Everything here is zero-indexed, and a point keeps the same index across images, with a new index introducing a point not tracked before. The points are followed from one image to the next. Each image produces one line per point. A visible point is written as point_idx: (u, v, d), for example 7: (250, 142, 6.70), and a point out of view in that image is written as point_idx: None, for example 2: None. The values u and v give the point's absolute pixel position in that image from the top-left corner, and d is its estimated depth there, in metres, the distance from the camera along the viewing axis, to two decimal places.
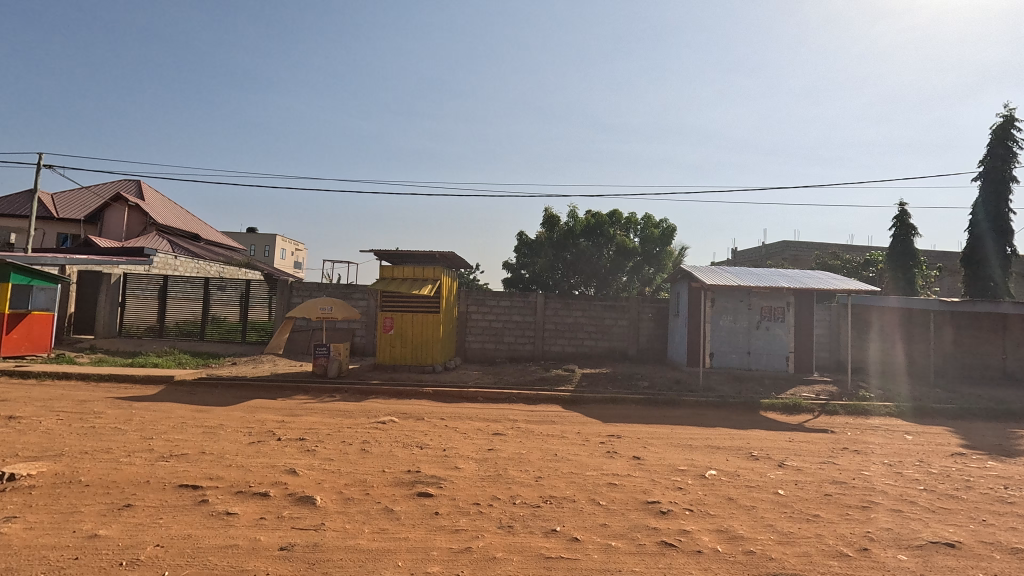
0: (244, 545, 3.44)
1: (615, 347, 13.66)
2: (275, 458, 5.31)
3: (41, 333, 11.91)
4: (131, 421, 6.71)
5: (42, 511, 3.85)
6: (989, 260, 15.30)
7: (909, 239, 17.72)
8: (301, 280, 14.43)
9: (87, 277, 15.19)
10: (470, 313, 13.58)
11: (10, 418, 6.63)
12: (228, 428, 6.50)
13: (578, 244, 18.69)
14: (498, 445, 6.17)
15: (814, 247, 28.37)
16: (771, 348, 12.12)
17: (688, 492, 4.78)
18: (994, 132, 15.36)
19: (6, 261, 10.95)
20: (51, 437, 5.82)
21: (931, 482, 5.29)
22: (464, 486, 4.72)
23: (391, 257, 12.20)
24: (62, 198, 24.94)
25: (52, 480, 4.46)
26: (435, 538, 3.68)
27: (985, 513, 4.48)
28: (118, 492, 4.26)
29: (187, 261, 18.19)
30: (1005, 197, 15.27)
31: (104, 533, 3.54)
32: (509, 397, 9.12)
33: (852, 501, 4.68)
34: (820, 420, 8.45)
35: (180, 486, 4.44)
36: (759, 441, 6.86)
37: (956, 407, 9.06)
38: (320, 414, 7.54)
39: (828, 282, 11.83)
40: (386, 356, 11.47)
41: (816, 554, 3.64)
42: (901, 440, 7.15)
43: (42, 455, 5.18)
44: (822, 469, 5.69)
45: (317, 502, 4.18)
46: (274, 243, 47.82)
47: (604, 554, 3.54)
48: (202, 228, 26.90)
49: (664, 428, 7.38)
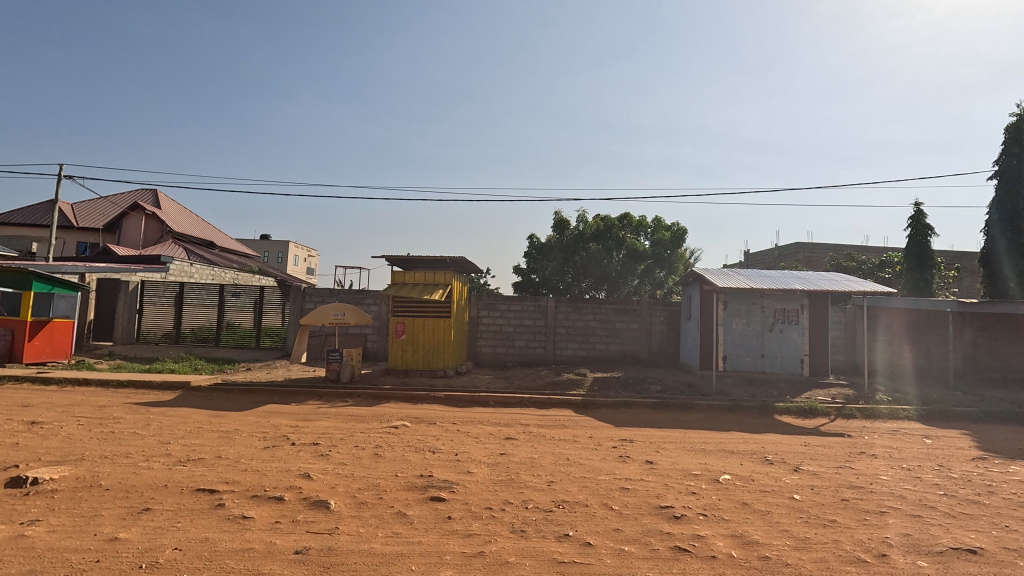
0: (259, 549, 3.48)
1: (626, 351, 13.59)
2: (289, 463, 5.37)
3: (62, 340, 12.13)
4: (149, 426, 6.83)
5: (63, 516, 3.92)
6: (1001, 258, 15.05)
7: (925, 240, 17.35)
8: (313, 285, 14.48)
9: (106, 284, 15.45)
10: (481, 317, 13.63)
11: (33, 423, 6.77)
12: (242, 433, 6.58)
13: (588, 247, 18.65)
14: (509, 450, 6.18)
15: (828, 249, 28.09)
16: (784, 351, 12.01)
17: (701, 497, 4.75)
18: (1007, 130, 15.04)
19: (28, 269, 11.24)
20: (73, 441, 5.95)
21: (951, 487, 5.20)
22: (476, 491, 4.73)
23: (402, 262, 12.23)
24: (82, 207, 25.51)
25: (74, 484, 4.55)
26: (447, 543, 3.68)
27: (1008, 519, 4.38)
28: (137, 496, 4.33)
29: (202, 268, 18.45)
30: (1022, 195, 14.87)
31: (124, 536, 3.60)
32: (521, 401, 9.13)
33: (868, 506, 4.63)
34: (836, 424, 8.32)
35: (197, 490, 4.50)
36: (774, 445, 6.78)
37: (977, 411, 8.86)
38: (334, 419, 7.62)
39: (843, 284, 11.70)
40: (398, 361, 11.54)
41: (833, 560, 3.59)
42: (920, 445, 7.02)
43: (62, 460, 5.28)
44: (839, 473, 5.61)
45: (332, 506, 4.22)
46: (287, 249, 48.39)
47: (617, 559, 3.53)
48: (216, 235, 27.31)
49: (677, 433, 7.34)
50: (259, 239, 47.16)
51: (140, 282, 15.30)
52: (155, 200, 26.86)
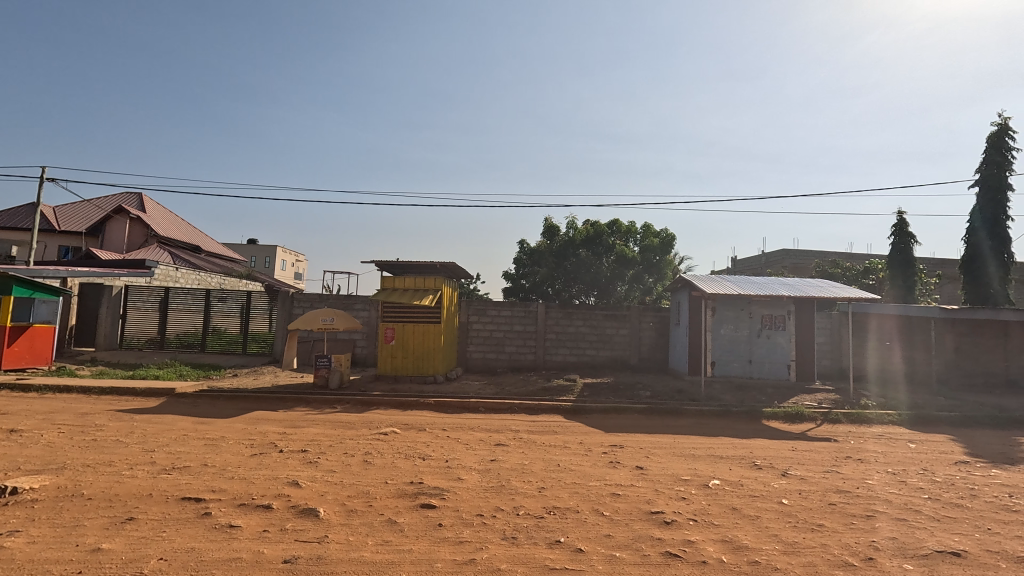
0: (247, 558, 3.43)
1: (616, 356, 13.64)
2: (277, 470, 5.30)
3: (42, 346, 11.89)
4: (133, 434, 6.71)
5: (44, 526, 3.83)
6: (986, 259, 15.32)
7: (908, 247, 17.69)
8: (301, 290, 14.33)
9: (88, 289, 15.20)
10: (471, 323, 13.61)
11: (12, 431, 6.61)
12: (229, 441, 6.49)
13: (578, 254, 18.73)
14: (500, 456, 6.16)
15: (813, 255, 28.50)
16: (772, 357, 12.11)
17: (691, 502, 4.77)
18: (990, 139, 15.35)
19: (7, 274, 11.02)
20: (53, 450, 5.82)
21: (935, 491, 5.27)
22: (467, 497, 4.71)
23: (391, 267, 12.15)
24: (65, 210, 25.16)
25: (55, 494, 4.46)
26: (438, 550, 3.66)
27: (990, 522, 4.46)
28: (121, 505, 4.25)
29: (187, 273, 18.21)
30: (1002, 203, 15.25)
31: (107, 547, 3.53)
32: (511, 407, 9.10)
33: (855, 510, 4.67)
34: (823, 428, 8.43)
35: (183, 499, 4.43)
36: (762, 450, 6.83)
37: (960, 416, 9.00)
38: (322, 425, 7.54)
39: (829, 290, 11.84)
40: (388, 367, 11.46)
41: (822, 564, 3.62)
42: (905, 449, 7.12)
43: (42, 468, 5.16)
44: (826, 477, 5.67)
45: (321, 514, 4.17)
46: (275, 254, 48.05)
47: (608, 565, 3.53)
48: (202, 239, 27.04)
49: (667, 438, 7.39)
50: (246, 244, 46.80)
51: (123, 286, 15.08)
52: (140, 204, 26.48)
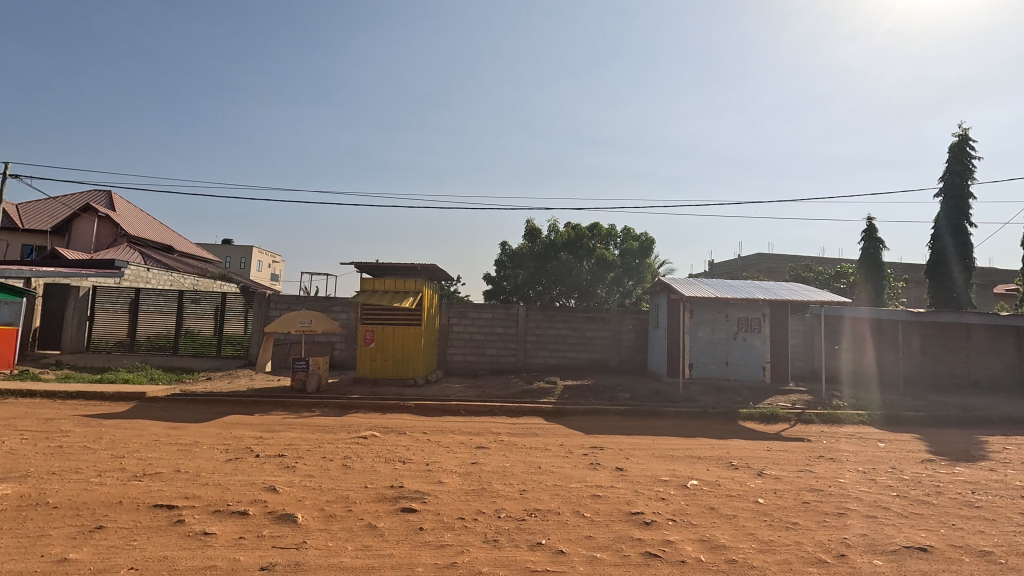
0: (222, 566, 3.35)
1: (596, 358, 13.74)
2: (253, 476, 5.20)
3: (4, 348, 11.45)
4: (102, 440, 6.51)
5: (5, 536, 3.68)
6: (950, 264, 15.87)
7: (877, 252, 18.22)
8: (278, 292, 14.09)
9: (53, 290, 14.69)
10: (452, 325, 13.56)
11: None
12: (203, 446, 6.33)
13: (558, 257, 18.82)
14: (480, 459, 6.14)
15: (787, 259, 29.14)
16: (748, 359, 12.34)
17: (670, 502, 4.83)
18: (952, 148, 15.92)
19: None
20: (16, 457, 5.61)
21: (903, 488, 5.43)
22: (448, 501, 4.68)
23: (371, 268, 12.02)
24: (30, 208, 24.33)
25: (19, 503, 4.29)
26: (419, 554, 3.63)
27: (954, 517, 4.61)
28: (89, 514, 4.11)
29: (158, 274, 17.75)
30: (964, 210, 15.83)
31: (75, 557, 3.42)
32: (492, 410, 9.08)
33: (828, 508, 4.78)
34: (797, 428, 8.63)
35: (155, 506, 4.31)
36: (739, 451, 6.95)
37: (926, 415, 9.29)
38: (300, 429, 7.42)
39: (802, 294, 12.13)
40: (367, 370, 11.32)
41: (796, 561, 3.70)
42: (874, 448, 7.32)
43: (4, 476, 4.96)
44: (800, 477, 5.80)
45: (299, 520, 4.11)
46: (251, 255, 47.19)
47: (589, 566, 3.55)
48: (174, 238, 26.43)
49: (646, 439, 7.46)
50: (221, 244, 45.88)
51: (91, 288, 14.63)
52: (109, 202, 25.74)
